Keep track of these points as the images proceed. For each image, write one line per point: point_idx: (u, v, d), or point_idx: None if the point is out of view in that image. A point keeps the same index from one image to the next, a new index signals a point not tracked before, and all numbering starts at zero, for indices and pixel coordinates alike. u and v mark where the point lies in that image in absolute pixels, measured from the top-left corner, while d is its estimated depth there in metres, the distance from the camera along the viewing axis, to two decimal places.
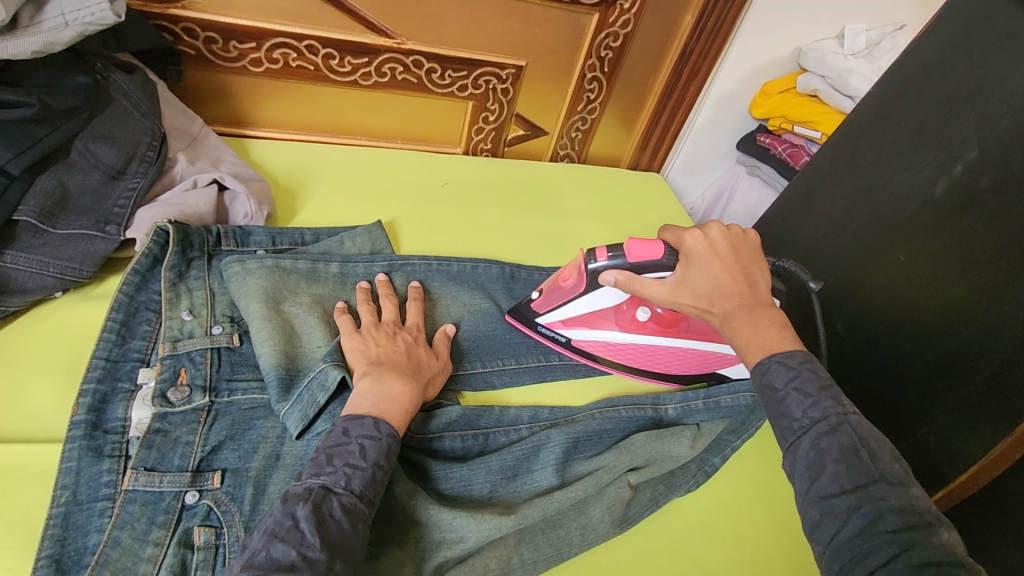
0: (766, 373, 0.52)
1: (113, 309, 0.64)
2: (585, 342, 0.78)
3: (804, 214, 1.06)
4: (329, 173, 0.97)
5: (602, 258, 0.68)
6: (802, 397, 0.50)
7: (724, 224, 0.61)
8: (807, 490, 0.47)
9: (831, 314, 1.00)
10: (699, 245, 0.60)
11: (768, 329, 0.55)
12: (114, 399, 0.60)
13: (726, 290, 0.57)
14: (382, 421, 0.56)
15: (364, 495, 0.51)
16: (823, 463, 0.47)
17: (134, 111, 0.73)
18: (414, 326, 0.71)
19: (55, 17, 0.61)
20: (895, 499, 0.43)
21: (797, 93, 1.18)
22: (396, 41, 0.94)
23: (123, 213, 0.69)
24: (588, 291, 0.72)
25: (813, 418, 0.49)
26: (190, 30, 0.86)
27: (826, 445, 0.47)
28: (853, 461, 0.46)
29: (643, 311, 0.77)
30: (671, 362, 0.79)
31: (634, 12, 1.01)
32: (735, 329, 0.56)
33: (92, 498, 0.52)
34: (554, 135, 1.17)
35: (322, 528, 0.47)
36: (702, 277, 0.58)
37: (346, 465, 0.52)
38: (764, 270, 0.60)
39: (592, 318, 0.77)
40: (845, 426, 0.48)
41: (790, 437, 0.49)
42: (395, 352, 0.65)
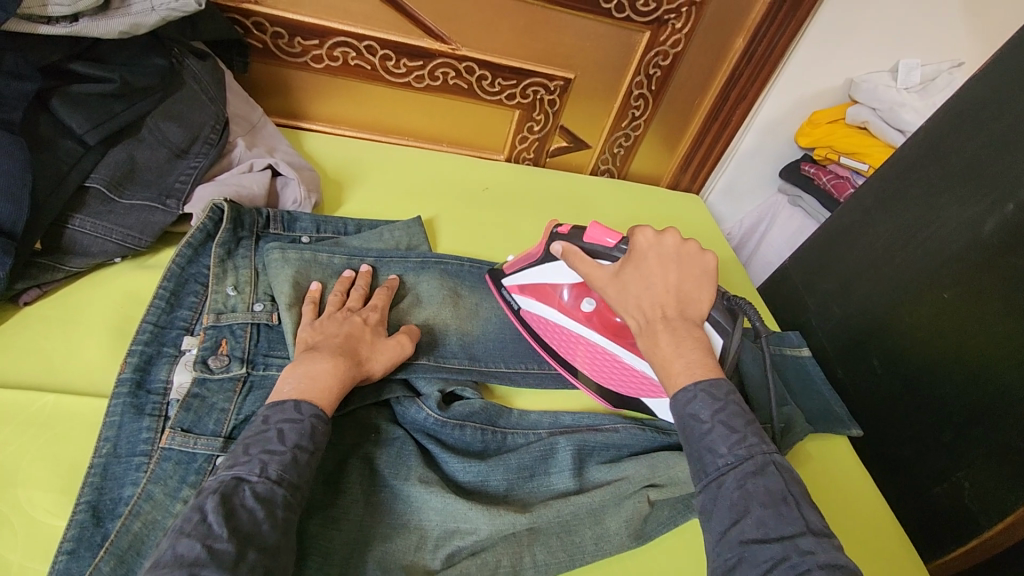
0: (691, 401, 0.53)
1: (165, 278, 0.67)
2: (529, 315, 0.79)
3: (847, 245, 1.04)
4: (376, 169, 1.01)
5: (563, 232, 0.72)
6: (727, 432, 0.52)
7: (680, 235, 0.63)
8: (724, 533, 0.47)
9: (868, 349, 0.98)
10: (646, 242, 0.64)
11: (687, 350, 0.56)
12: (158, 362, 0.62)
13: (657, 297, 0.60)
14: (303, 404, 0.54)
15: (283, 480, 0.49)
16: (748, 507, 0.47)
17: (202, 95, 0.77)
18: (375, 313, 0.70)
19: (143, 3, 0.65)
20: (822, 554, 0.44)
21: (846, 124, 1.16)
22: (450, 46, 0.97)
23: (183, 189, 0.73)
24: (549, 258, 0.74)
25: (737, 456, 0.50)
26: (259, 24, 0.90)
27: (750, 488, 0.48)
28: (781, 509, 0.47)
29: (588, 303, 0.74)
30: (592, 364, 0.75)
31: (686, 33, 1.02)
32: (654, 341, 0.58)
33: (130, 452, 0.55)
34: (596, 149, 1.19)
35: (230, 520, 0.45)
36: (635, 278, 0.62)
37: (262, 452, 0.50)
38: (707, 297, 0.61)
39: (544, 291, 0.77)
40: (768, 468, 0.50)
41: (712, 474, 0.51)
42: (335, 337, 0.63)
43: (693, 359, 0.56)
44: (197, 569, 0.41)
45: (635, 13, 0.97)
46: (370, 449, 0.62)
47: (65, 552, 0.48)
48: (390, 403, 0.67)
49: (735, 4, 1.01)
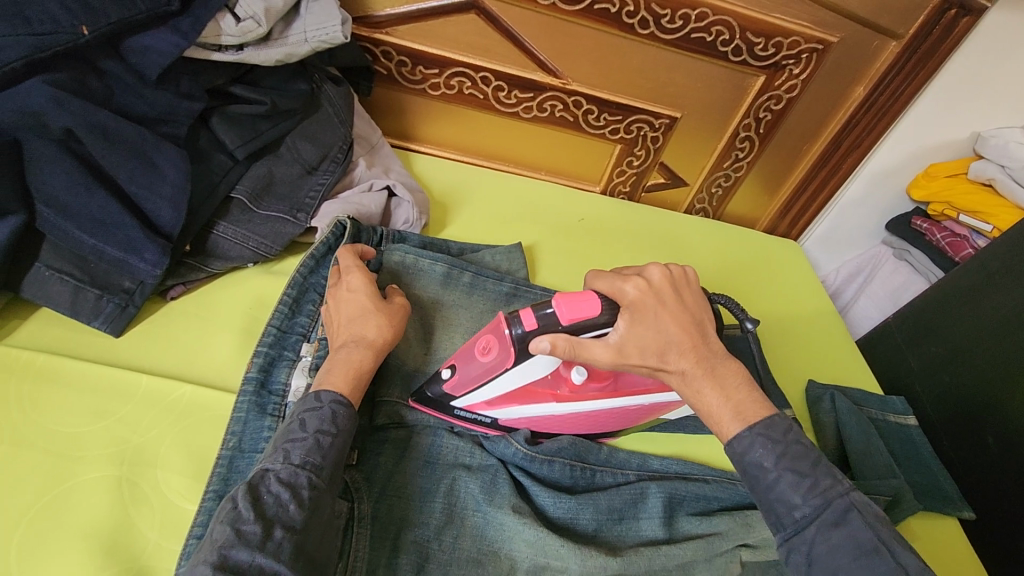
0: (749, 451, 0.51)
1: (289, 286, 0.72)
2: (513, 419, 0.67)
3: (964, 309, 0.97)
4: (479, 194, 1.04)
5: (530, 327, 0.56)
6: (796, 477, 0.50)
7: (663, 263, 0.57)
8: None
9: (982, 425, 0.90)
10: (641, 292, 0.55)
11: (735, 389, 0.53)
12: (279, 365, 0.67)
13: (685, 342, 0.53)
14: (322, 392, 0.57)
15: (306, 463, 0.52)
16: (838, 565, 0.47)
17: (335, 117, 0.83)
18: (358, 277, 0.67)
19: (298, 33, 0.71)
20: None
21: (968, 179, 1.09)
22: (562, 81, 1.00)
23: (312, 204, 0.79)
24: (510, 369, 0.60)
25: (814, 505, 0.49)
26: (387, 53, 0.97)
27: (834, 539, 0.47)
28: (870, 559, 0.46)
29: (578, 373, 0.64)
30: (599, 421, 0.68)
31: (802, 78, 1.00)
32: (698, 393, 0.53)
33: (252, 449, 0.59)
34: (693, 187, 1.18)
35: (256, 504, 0.49)
36: (652, 332, 0.53)
37: (286, 441, 0.54)
38: (713, 315, 0.57)
39: (524, 391, 0.64)
40: (852, 514, 0.48)
41: (790, 526, 0.49)
42: (342, 319, 0.64)
43: (745, 399, 0.53)
44: (228, 550, 0.45)
45: (752, 57, 0.97)
46: (461, 474, 0.63)
47: (196, 536, 0.52)
48: (481, 429, 0.68)
49: (858, 53, 0.99)
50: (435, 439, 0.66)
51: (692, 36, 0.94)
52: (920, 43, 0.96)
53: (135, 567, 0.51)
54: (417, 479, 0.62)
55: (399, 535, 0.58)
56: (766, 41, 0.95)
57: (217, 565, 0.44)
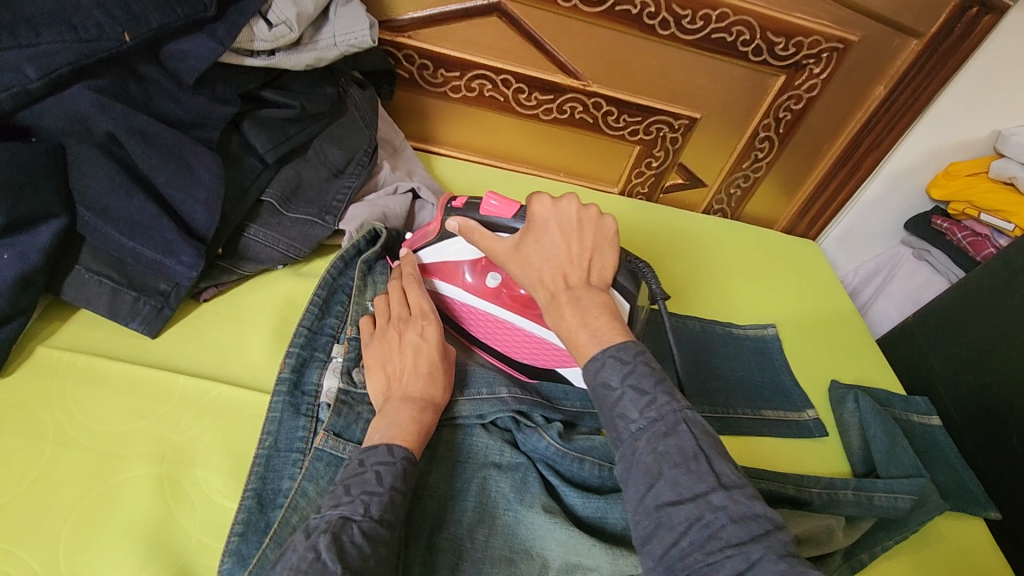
0: (600, 370, 0.52)
1: (319, 286, 0.73)
2: (433, 294, 0.77)
3: (988, 309, 0.96)
4: (500, 197, 1.05)
5: (458, 206, 0.69)
6: (637, 394, 0.49)
7: (580, 200, 0.61)
8: (641, 500, 0.46)
9: (1006, 425, 0.90)
10: (545, 211, 0.61)
11: (593, 320, 0.55)
12: (311, 365, 0.68)
13: (559, 267, 0.59)
14: (395, 446, 0.55)
15: (384, 520, 0.50)
16: (661, 469, 0.46)
17: (360, 121, 0.85)
18: (429, 330, 0.66)
19: (328, 38, 0.73)
20: (733, 508, 0.43)
21: (988, 178, 1.08)
22: (582, 82, 1.00)
23: (339, 207, 0.80)
24: (444, 239, 0.73)
25: (649, 418, 0.48)
26: (409, 56, 0.98)
27: (662, 449, 0.46)
28: (692, 465, 0.45)
29: (493, 278, 0.73)
30: (502, 336, 0.75)
31: (822, 77, 1.01)
32: (559, 316, 0.57)
33: (288, 448, 0.60)
34: (712, 188, 1.18)
35: (341, 555, 0.45)
36: (538, 251, 0.60)
37: (363, 492, 0.51)
38: (609, 264, 0.61)
39: (445, 270, 0.75)
40: (682, 426, 0.47)
41: (626, 440, 0.49)
42: (406, 370, 0.63)
43: (599, 327, 0.55)
44: None
45: (772, 57, 0.97)
46: (492, 473, 0.64)
47: (236, 534, 0.53)
48: (511, 428, 0.69)
49: (878, 52, 0.99)
50: (467, 438, 0.67)
51: (713, 37, 0.94)
52: (940, 42, 0.96)
53: (179, 563, 0.52)
54: (449, 478, 0.63)
55: (434, 533, 0.59)
56: (788, 41, 0.95)
57: None
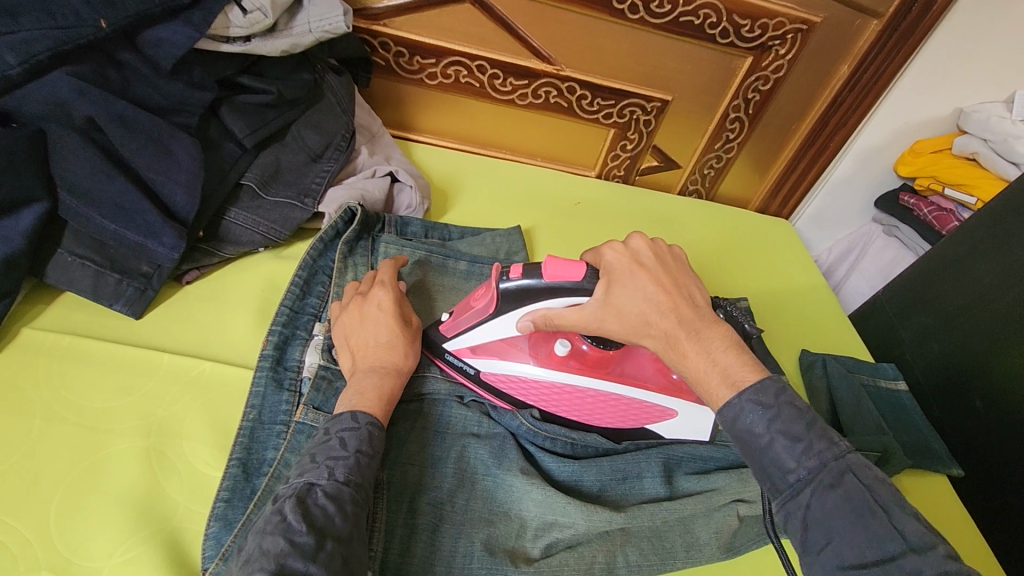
0: (741, 417, 0.51)
1: (300, 268, 0.76)
2: (494, 377, 0.71)
3: (952, 279, 1.00)
4: (475, 181, 1.07)
5: (515, 276, 0.62)
6: (790, 441, 0.50)
7: (646, 236, 0.61)
8: (818, 555, 0.47)
9: (970, 388, 0.94)
10: (620, 256, 0.59)
11: (720, 353, 0.54)
12: (293, 343, 0.70)
13: (663, 305, 0.56)
14: (358, 413, 0.57)
15: (350, 482, 0.52)
16: (833, 527, 0.47)
17: (337, 107, 0.87)
18: (385, 295, 0.68)
19: (302, 25, 0.75)
20: (930, 572, 0.44)
21: (952, 154, 1.12)
22: (555, 67, 1.02)
23: (318, 189, 0.82)
24: (501, 315, 0.66)
25: (809, 469, 0.49)
26: (385, 44, 0.99)
27: (830, 502, 0.47)
28: (867, 519, 0.46)
29: (562, 346, 0.69)
30: (578, 406, 0.71)
31: (789, 58, 1.04)
32: (681, 355, 0.55)
33: (272, 420, 0.62)
34: (686, 170, 1.21)
35: (307, 517, 0.48)
36: (629, 298, 0.57)
37: (328, 458, 0.53)
38: (698, 284, 0.59)
39: (502, 348, 0.69)
40: (847, 477, 0.48)
41: (786, 490, 0.49)
42: (367, 342, 0.64)
43: (729, 364, 0.54)
44: (285, 560, 0.44)
45: (740, 39, 1.00)
46: (470, 442, 0.66)
47: (222, 500, 0.55)
48: (489, 400, 0.72)
49: (842, 32, 1.02)
50: (446, 411, 0.69)
51: (681, 20, 0.97)
52: (900, 21, 0.99)
53: (166, 529, 0.53)
54: (429, 447, 0.65)
55: (414, 498, 0.61)
56: (754, 23, 0.98)
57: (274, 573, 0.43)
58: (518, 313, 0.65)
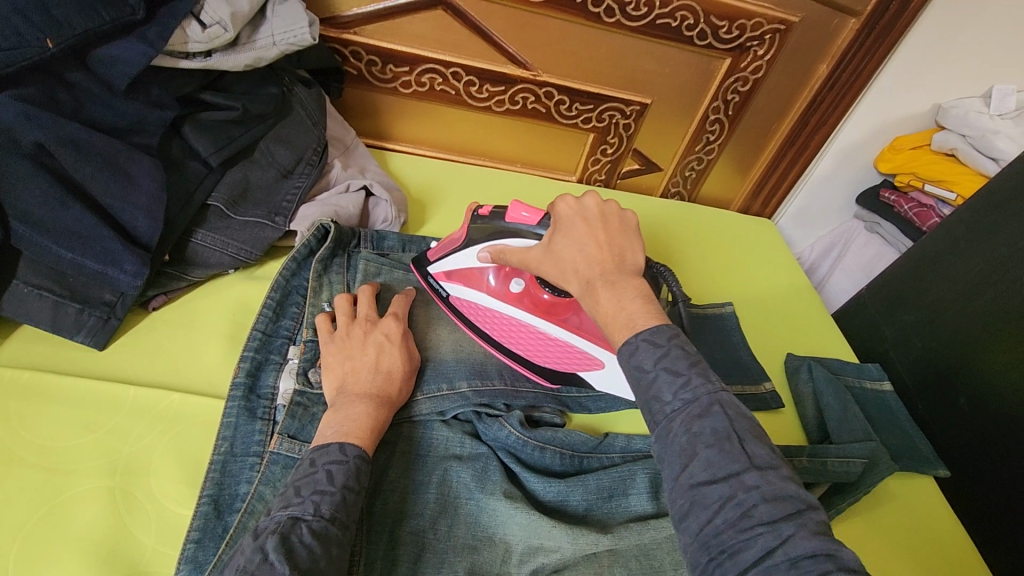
0: (634, 353, 0.52)
1: (272, 289, 0.73)
2: (459, 300, 0.78)
3: (935, 277, 1.00)
4: (455, 190, 1.05)
5: (484, 214, 0.71)
6: (671, 376, 0.49)
7: (601, 197, 0.63)
8: (677, 478, 0.46)
9: (954, 386, 0.94)
10: (569, 210, 0.63)
11: (629, 302, 0.55)
12: (266, 368, 0.68)
13: (591, 257, 0.59)
14: (347, 445, 0.55)
15: (335, 519, 0.50)
16: (695, 449, 0.46)
17: (307, 120, 0.84)
18: (393, 325, 0.70)
19: (266, 37, 0.72)
20: (766, 487, 0.43)
21: (931, 150, 1.12)
22: (532, 72, 1.01)
23: (289, 208, 0.79)
24: (467, 247, 0.74)
25: (683, 400, 0.48)
26: (357, 53, 0.97)
27: (697, 430, 0.47)
28: (725, 446, 0.45)
29: (518, 284, 0.76)
30: (523, 341, 0.76)
31: (766, 59, 1.03)
32: (595, 301, 0.57)
33: (244, 453, 0.60)
34: (667, 172, 1.20)
35: (290, 556, 0.46)
36: (565, 244, 0.61)
37: (313, 493, 0.51)
38: (637, 246, 0.61)
39: (469, 276, 0.77)
40: (716, 408, 0.47)
41: (662, 419, 0.49)
42: (365, 368, 0.64)
43: (635, 312, 0.55)
44: None
45: (717, 41, 0.99)
46: (452, 464, 0.64)
47: (192, 541, 0.52)
48: (471, 420, 0.70)
49: (819, 31, 1.01)
50: (427, 432, 0.67)
51: (657, 23, 0.95)
52: (877, 19, 0.98)
53: (133, 575, 0.51)
54: (411, 472, 0.63)
55: (395, 528, 0.59)
56: (730, 24, 0.97)
57: None
58: (481, 243, 0.73)
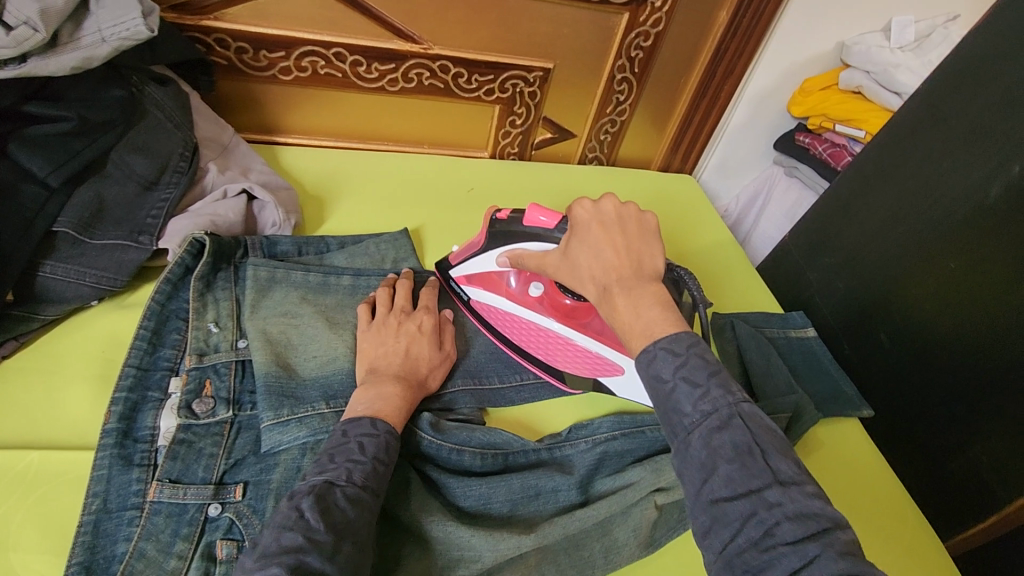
0: (652, 363, 0.49)
1: (145, 317, 0.66)
2: (480, 305, 0.79)
3: (850, 217, 1.00)
4: (357, 181, 0.98)
5: (504, 217, 0.71)
6: (690, 388, 0.48)
7: (619, 198, 0.58)
8: (697, 494, 0.45)
9: (875, 323, 0.95)
10: (585, 213, 0.58)
11: (646, 310, 0.52)
12: (144, 408, 0.61)
13: (606, 262, 0.55)
14: (378, 421, 0.58)
15: (367, 486, 0.53)
16: (716, 464, 0.45)
17: (167, 122, 0.75)
18: (427, 319, 0.73)
19: (92, 33, 0.63)
20: (790, 505, 0.42)
21: (840, 90, 1.12)
22: (422, 46, 0.94)
23: (156, 224, 0.71)
24: (488, 249, 0.75)
25: (704, 412, 0.47)
26: (222, 40, 0.87)
27: (717, 444, 0.45)
28: (747, 461, 0.44)
29: (537, 287, 0.76)
30: (544, 346, 0.77)
31: (665, 11, 0.99)
32: (612, 309, 0.54)
33: (121, 507, 0.54)
34: (582, 137, 1.15)
35: (326, 514, 0.49)
36: (581, 250, 0.58)
37: (346, 461, 0.54)
38: (657, 252, 0.56)
39: (489, 279, 0.78)
40: (737, 421, 0.46)
41: (682, 432, 0.47)
42: (398, 355, 0.67)
43: (651, 319, 0.51)
44: (301, 556, 0.46)
45: None
46: None
47: None
48: None
49: None
50: None
51: None
52: None
53: None
54: None
55: None
56: None
57: (292, 568, 0.45)
58: (498, 249, 0.74)
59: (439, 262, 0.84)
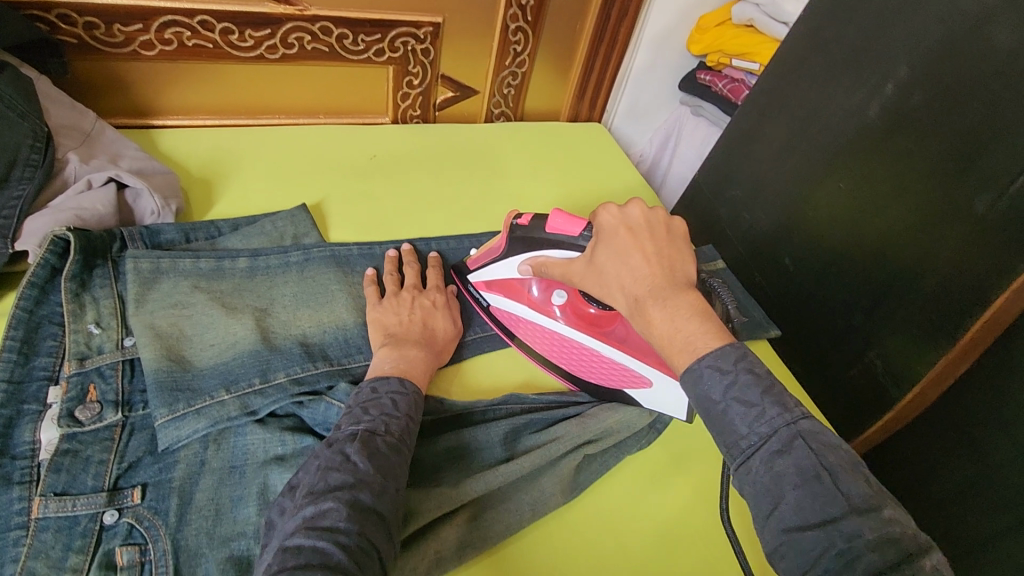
0: (700, 382, 0.49)
1: (11, 326, 0.60)
2: (500, 311, 0.78)
3: (749, 150, 1.04)
4: (248, 160, 0.93)
5: (525, 224, 0.71)
6: (746, 407, 0.47)
7: (645, 203, 0.61)
8: (767, 519, 0.44)
9: (779, 247, 0.99)
10: (612, 219, 0.61)
11: (684, 321, 0.53)
12: (21, 423, 0.57)
13: (639, 268, 0.56)
14: (405, 379, 0.62)
15: (402, 437, 0.56)
16: (782, 491, 0.44)
17: (8, 112, 0.66)
18: (440, 295, 0.77)
19: None
20: (868, 531, 0.41)
21: (733, 25, 1.15)
22: (297, 7, 0.88)
23: (8, 225, 0.65)
24: (510, 256, 0.74)
25: (762, 433, 0.46)
26: (66, 16, 0.78)
27: (781, 469, 0.45)
28: (815, 487, 0.43)
29: (559, 296, 0.76)
30: (569, 357, 0.75)
31: None
32: (646, 320, 0.55)
33: (4, 528, 0.50)
34: (485, 94, 1.13)
35: (368, 456, 0.52)
36: (612, 259, 0.59)
37: (382, 414, 0.57)
38: (687, 258, 0.59)
39: (512, 286, 0.77)
40: (798, 442, 0.45)
41: (740, 454, 0.47)
42: (414, 324, 0.71)
43: (691, 331, 0.52)
44: (353, 492, 0.49)
45: None
46: (274, 468, 0.58)
47: None
48: (294, 412, 0.63)
49: None
50: (239, 438, 0.60)
51: None
52: None
53: None
54: (224, 491, 0.56)
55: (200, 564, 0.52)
56: None
57: (348, 502, 0.49)
58: (522, 256, 0.73)
59: (456, 266, 0.83)
